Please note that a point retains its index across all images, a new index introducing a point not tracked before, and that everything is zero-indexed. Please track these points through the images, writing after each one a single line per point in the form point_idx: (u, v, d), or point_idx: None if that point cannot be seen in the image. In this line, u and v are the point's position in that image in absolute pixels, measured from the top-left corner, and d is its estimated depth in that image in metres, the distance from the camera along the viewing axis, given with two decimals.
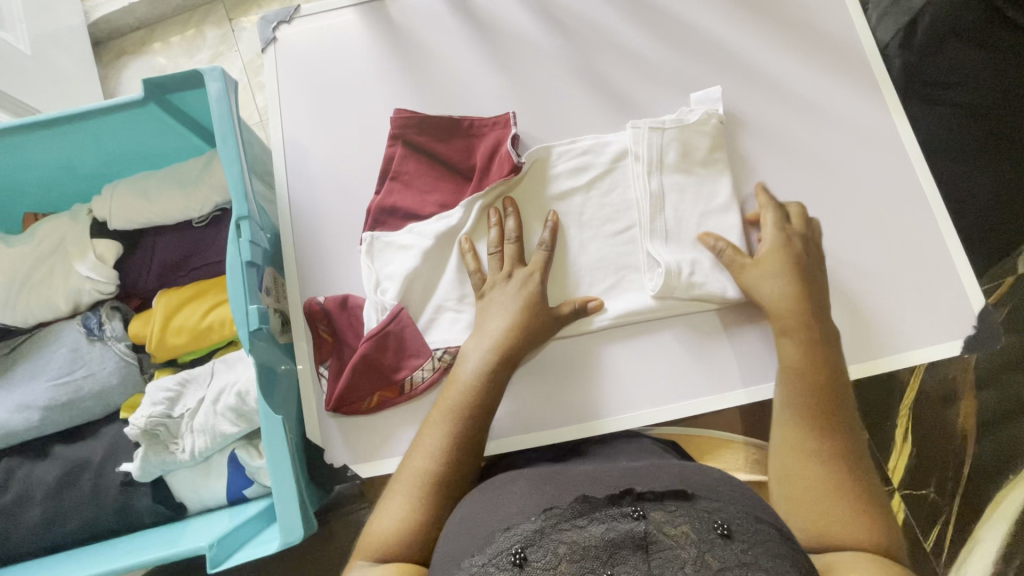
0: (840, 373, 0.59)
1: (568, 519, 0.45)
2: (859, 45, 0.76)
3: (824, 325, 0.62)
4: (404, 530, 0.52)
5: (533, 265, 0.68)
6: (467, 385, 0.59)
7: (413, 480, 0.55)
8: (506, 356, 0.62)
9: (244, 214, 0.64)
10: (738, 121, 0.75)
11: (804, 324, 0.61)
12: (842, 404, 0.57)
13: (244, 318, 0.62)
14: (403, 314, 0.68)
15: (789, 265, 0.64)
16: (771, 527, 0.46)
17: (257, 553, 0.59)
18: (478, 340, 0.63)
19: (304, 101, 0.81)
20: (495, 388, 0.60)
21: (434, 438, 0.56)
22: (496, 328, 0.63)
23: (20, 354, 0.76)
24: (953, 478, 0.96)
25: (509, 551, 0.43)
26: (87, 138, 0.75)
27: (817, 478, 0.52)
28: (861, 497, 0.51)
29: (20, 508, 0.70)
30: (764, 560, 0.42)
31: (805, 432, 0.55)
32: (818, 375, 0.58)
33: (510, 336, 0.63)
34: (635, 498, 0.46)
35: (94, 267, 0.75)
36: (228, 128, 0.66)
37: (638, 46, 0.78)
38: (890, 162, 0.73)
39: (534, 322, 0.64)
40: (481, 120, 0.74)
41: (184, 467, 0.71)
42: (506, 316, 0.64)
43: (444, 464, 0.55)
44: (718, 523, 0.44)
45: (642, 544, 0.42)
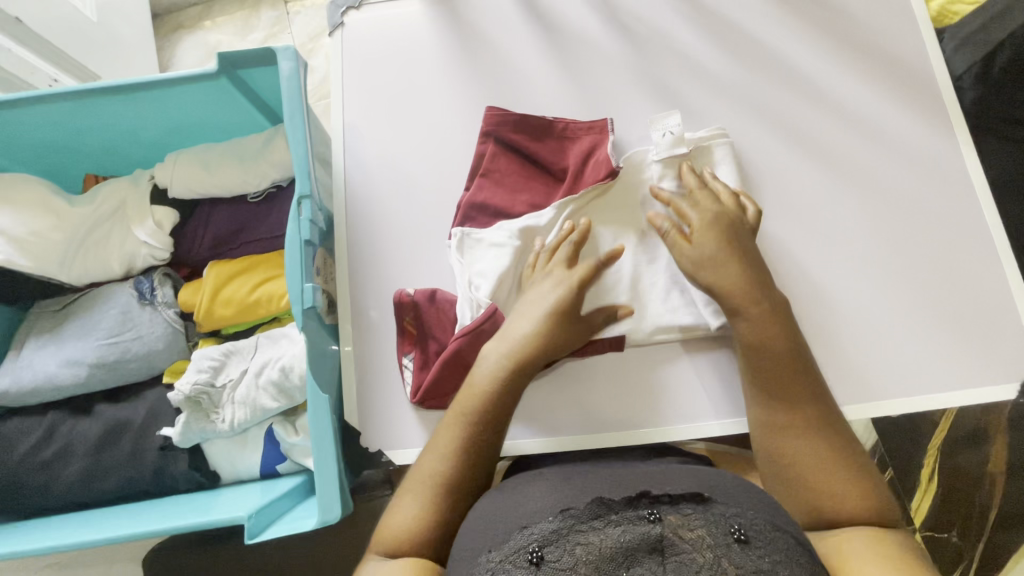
0: (803, 347, 0.57)
1: (584, 520, 0.45)
2: (935, 73, 0.74)
3: (771, 294, 0.59)
4: (416, 527, 0.52)
5: (579, 270, 0.64)
6: (478, 391, 0.57)
7: (426, 480, 0.54)
8: (524, 360, 0.59)
9: (306, 192, 0.65)
10: (801, 140, 0.74)
11: (754, 303, 0.58)
12: (805, 377, 0.55)
13: (299, 296, 0.63)
14: (497, 315, 0.68)
15: (723, 237, 0.62)
16: (792, 538, 0.44)
17: (293, 528, 0.59)
18: (498, 342, 0.61)
19: (367, 87, 0.82)
20: (507, 397, 0.58)
21: (449, 440, 0.55)
22: (520, 333, 0.61)
23: (71, 311, 0.77)
24: (978, 524, 0.95)
25: (526, 549, 0.44)
26: (156, 106, 0.77)
27: (800, 459, 0.51)
28: (843, 463, 0.51)
29: (62, 462, 0.72)
30: (781, 568, 0.41)
31: (775, 408, 0.55)
32: (775, 353, 0.56)
33: (536, 337, 0.60)
34: (652, 500, 0.46)
35: (152, 233, 0.76)
36: (297, 107, 0.67)
37: (703, 59, 0.78)
38: (955, 195, 0.71)
39: (561, 331, 0.62)
40: (576, 123, 0.75)
41: (222, 437, 0.72)
42: (527, 323, 0.61)
43: (456, 467, 0.54)
44: (734, 527, 0.44)
45: (657, 548, 0.42)
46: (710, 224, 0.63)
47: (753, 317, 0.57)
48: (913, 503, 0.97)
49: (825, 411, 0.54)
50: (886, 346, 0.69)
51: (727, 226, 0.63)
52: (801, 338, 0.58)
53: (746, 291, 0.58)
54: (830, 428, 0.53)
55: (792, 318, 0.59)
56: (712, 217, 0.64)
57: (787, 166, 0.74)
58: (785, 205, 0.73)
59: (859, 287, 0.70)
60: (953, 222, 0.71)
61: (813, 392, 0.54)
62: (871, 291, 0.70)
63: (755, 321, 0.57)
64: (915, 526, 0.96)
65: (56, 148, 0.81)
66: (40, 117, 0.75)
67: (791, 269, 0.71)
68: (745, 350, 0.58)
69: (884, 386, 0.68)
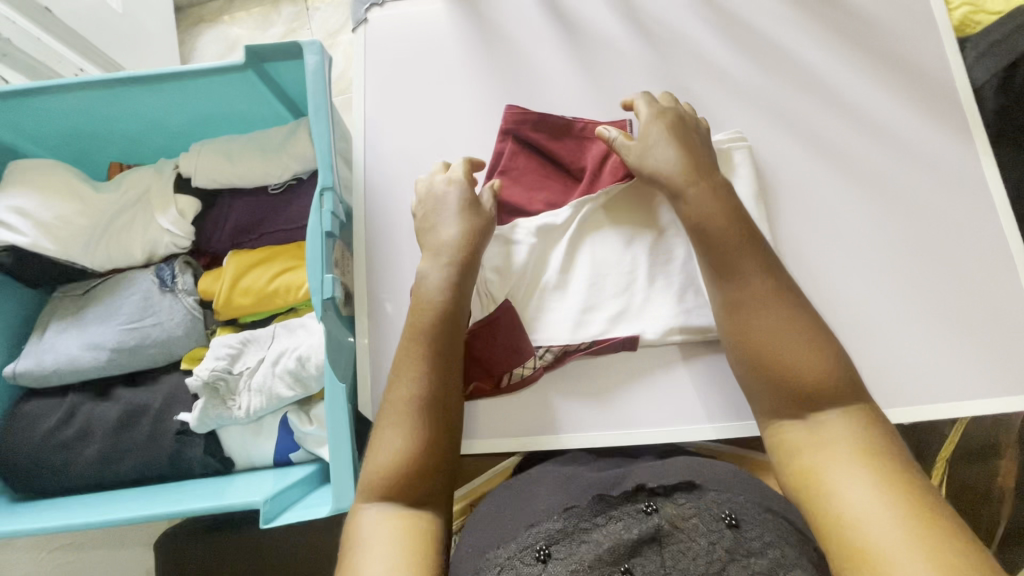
0: (757, 246, 0.61)
1: (586, 517, 0.47)
2: (956, 82, 0.74)
3: (714, 179, 0.64)
4: (398, 457, 0.54)
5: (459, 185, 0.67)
6: (433, 303, 0.61)
7: (401, 407, 0.57)
8: (465, 261, 0.63)
9: (329, 184, 0.67)
10: (820, 146, 0.75)
11: (717, 218, 0.62)
12: (750, 261, 0.60)
13: (319, 286, 0.65)
14: (510, 309, 0.70)
15: (671, 136, 0.66)
16: (782, 519, 0.48)
17: (307, 515, 0.60)
18: (433, 259, 0.63)
19: (388, 84, 0.83)
20: (461, 298, 0.62)
21: (412, 364, 0.58)
22: (450, 239, 0.64)
23: (94, 296, 0.79)
24: (985, 537, 0.95)
25: (534, 547, 0.46)
26: (181, 96, 0.78)
27: (762, 330, 0.57)
28: (799, 332, 0.56)
29: (80, 443, 0.73)
30: (771, 549, 0.44)
31: (740, 289, 0.59)
32: (725, 246, 0.61)
33: (464, 244, 0.64)
34: (649, 492, 0.49)
35: (174, 221, 0.78)
36: (321, 100, 0.69)
37: (723, 63, 0.78)
38: (973, 205, 0.71)
39: (484, 233, 0.66)
40: (595, 123, 0.75)
41: (237, 424, 0.74)
42: (457, 226, 0.64)
43: (427, 385, 0.57)
44: (725, 513, 0.46)
45: (656, 537, 0.45)
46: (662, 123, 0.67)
47: (703, 211, 0.62)
48: None
49: (774, 287, 0.58)
50: (902, 353, 0.69)
51: (675, 128, 0.67)
52: (751, 229, 0.62)
53: (684, 176, 0.64)
54: (787, 299, 0.58)
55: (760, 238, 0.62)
56: (663, 117, 0.67)
57: (804, 171, 0.74)
58: (802, 210, 0.73)
59: (874, 295, 0.71)
60: (972, 231, 0.71)
61: (761, 271, 0.60)
62: (888, 298, 0.70)
63: (704, 223, 0.62)
64: None
65: (82, 135, 0.82)
66: (68, 105, 0.76)
67: (807, 274, 0.72)
68: (699, 247, 0.63)
69: (900, 393, 0.67)
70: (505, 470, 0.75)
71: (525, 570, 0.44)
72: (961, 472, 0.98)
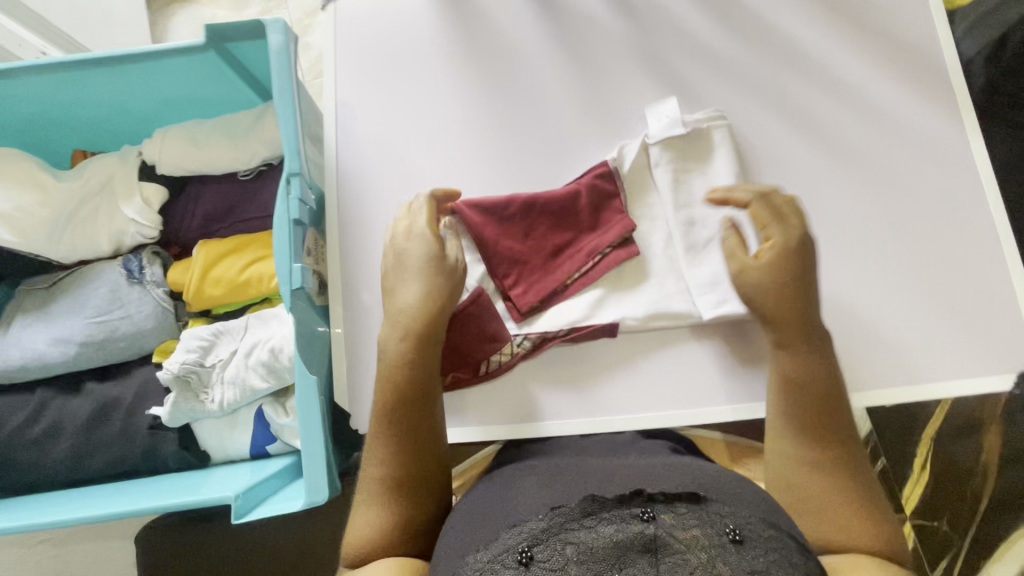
0: (835, 381, 0.55)
1: (576, 517, 0.43)
2: (945, 54, 0.72)
3: (817, 335, 0.57)
4: (373, 530, 0.50)
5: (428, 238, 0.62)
6: (392, 376, 0.55)
7: (375, 484, 0.52)
8: (416, 329, 0.57)
9: (295, 170, 0.64)
10: (805, 125, 0.73)
11: (796, 337, 0.57)
12: (835, 415, 0.53)
13: (287, 276, 0.62)
14: (483, 297, 0.68)
15: (788, 287, 0.59)
16: (787, 537, 0.44)
17: (280, 509, 0.59)
18: (390, 325, 0.58)
19: (358, 65, 0.80)
20: (419, 370, 0.55)
21: (379, 437, 0.53)
22: (408, 304, 0.58)
23: (60, 289, 0.77)
24: (968, 514, 0.97)
25: (516, 549, 0.42)
26: (142, 79, 0.75)
27: (810, 443, 0.52)
28: (854, 505, 0.48)
29: (51, 439, 0.71)
30: (776, 567, 0.40)
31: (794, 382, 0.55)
32: (807, 393, 0.54)
33: (424, 304, 0.58)
34: (646, 499, 0.45)
35: (139, 211, 0.75)
36: (286, 81, 0.65)
37: (706, 38, 0.75)
38: (958, 182, 0.70)
39: (451, 289, 0.60)
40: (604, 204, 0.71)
41: (212, 417, 0.72)
42: (416, 292, 0.59)
43: (394, 465, 0.52)
44: (729, 528, 0.42)
45: (650, 548, 0.41)
46: (784, 256, 0.60)
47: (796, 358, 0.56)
48: (905, 491, 1.01)
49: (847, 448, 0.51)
50: (886, 336, 0.68)
51: (795, 261, 0.60)
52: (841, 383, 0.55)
53: (786, 325, 0.58)
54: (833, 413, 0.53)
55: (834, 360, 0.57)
56: (784, 249, 0.60)
57: (787, 151, 0.72)
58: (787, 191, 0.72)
59: (857, 275, 0.69)
60: (959, 210, 0.69)
61: (827, 417, 0.53)
62: (872, 279, 0.69)
63: (799, 356, 0.56)
64: (905, 514, 1.00)
65: (42, 122, 0.79)
66: (23, 89, 0.73)
67: None
68: (780, 387, 0.56)
69: (882, 376, 0.67)
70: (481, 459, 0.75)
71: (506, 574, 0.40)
72: (948, 451, 0.99)
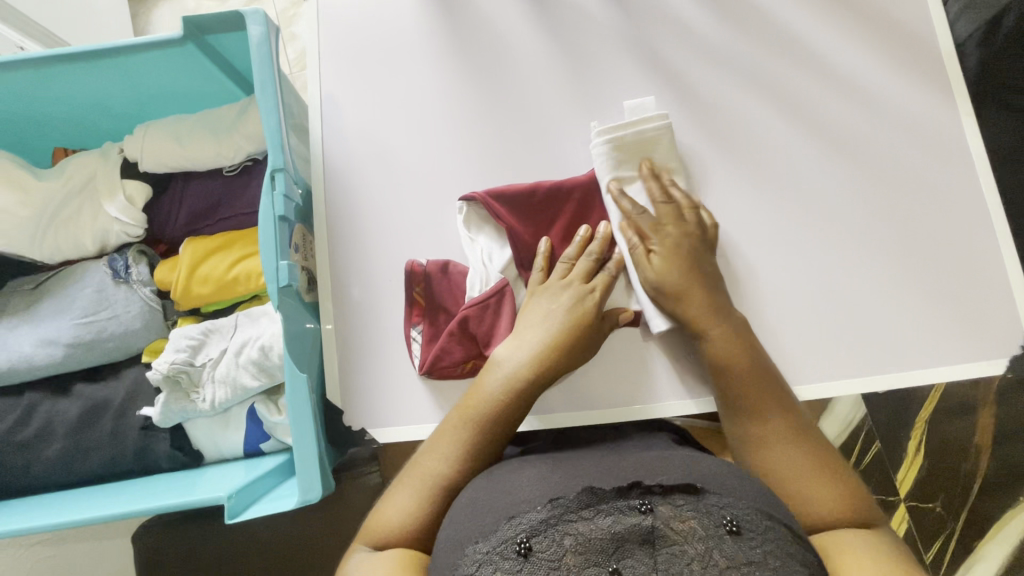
0: (761, 354, 0.58)
1: (573, 509, 0.43)
2: (938, 37, 0.71)
3: (729, 314, 0.59)
4: (415, 521, 0.50)
5: (597, 284, 0.63)
6: (492, 398, 0.55)
7: (425, 480, 0.52)
8: (541, 375, 0.57)
9: (279, 166, 0.62)
10: (796, 109, 0.72)
11: (713, 323, 0.59)
12: (770, 389, 0.55)
13: (275, 274, 0.61)
14: (507, 291, 0.67)
15: (688, 267, 0.61)
16: (781, 524, 0.43)
17: (274, 508, 0.59)
18: (515, 347, 0.59)
19: (344, 58, 0.78)
20: (524, 401, 0.56)
21: (453, 442, 0.53)
22: (537, 341, 0.59)
23: (45, 290, 0.76)
24: (961, 496, 0.99)
25: (514, 540, 0.42)
26: (121, 74, 0.73)
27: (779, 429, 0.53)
28: (823, 467, 0.50)
29: (42, 441, 0.71)
30: (773, 558, 0.40)
31: (751, 366, 0.57)
32: (736, 373, 0.56)
33: (557, 338, 0.59)
34: (643, 490, 0.45)
35: (123, 209, 0.74)
36: (268, 75, 0.64)
37: (697, 24, 0.74)
38: (951, 165, 0.69)
39: (582, 341, 0.60)
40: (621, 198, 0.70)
41: (204, 416, 0.72)
42: (544, 331, 0.59)
43: (457, 469, 0.52)
44: (726, 519, 0.42)
45: (648, 539, 0.41)
46: (676, 249, 0.62)
47: (716, 337, 0.58)
48: (899, 474, 1.01)
49: (799, 418, 0.54)
50: (878, 320, 0.67)
51: (687, 252, 0.62)
52: (761, 355, 0.58)
53: (705, 310, 0.60)
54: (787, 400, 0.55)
55: (750, 333, 0.59)
56: (673, 250, 0.62)
57: (779, 138, 0.71)
58: (779, 177, 0.71)
59: (851, 261, 0.69)
60: (951, 193, 0.69)
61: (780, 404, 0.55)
62: (864, 264, 0.69)
63: (715, 337, 0.58)
64: (899, 497, 1.00)
65: (20, 120, 0.78)
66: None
67: (784, 244, 0.70)
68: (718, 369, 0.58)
69: (871, 360, 0.67)
70: None
71: (505, 566, 0.40)
72: (941, 434, 0.99)
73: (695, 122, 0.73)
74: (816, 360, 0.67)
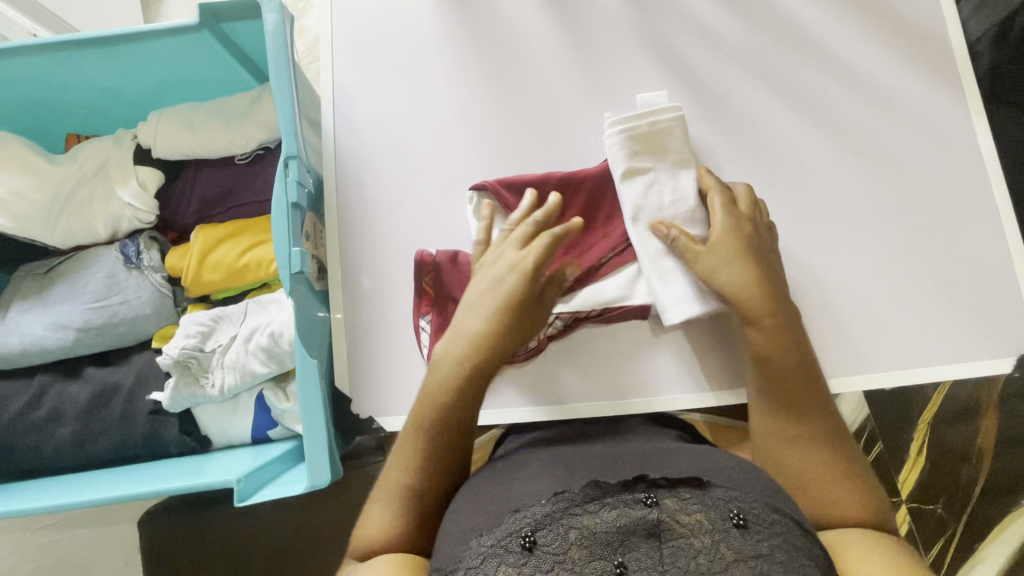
0: (806, 346, 0.56)
1: (578, 502, 0.43)
2: (950, 37, 0.71)
3: (785, 307, 0.57)
4: (392, 530, 0.50)
5: (534, 247, 0.59)
6: (435, 394, 0.54)
7: (393, 490, 0.52)
8: (480, 361, 0.55)
9: (293, 153, 0.63)
10: (807, 107, 0.72)
11: (768, 310, 0.56)
12: (810, 384, 0.54)
13: (287, 260, 0.62)
14: None
15: (744, 253, 0.59)
16: (788, 519, 0.43)
17: (283, 492, 0.60)
18: (450, 338, 0.57)
19: (357, 48, 0.78)
20: (456, 386, 0.53)
21: (409, 449, 0.53)
22: (469, 330, 0.56)
23: (57, 274, 0.76)
24: (963, 498, 0.99)
25: (519, 533, 0.42)
26: (136, 61, 0.73)
27: (810, 428, 0.52)
28: (845, 472, 0.49)
29: (52, 424, 0.72)
30: (780, 552, 0.40)
31: (793, 356, 0.55)
32: (776, 366, 0.55)
33: (489, 319, 0.56)
34: (649, 484, 0.45)
35: (135, 195, 0.74)
36: (282, 64, 0.64)
37: (710, 19, 0.74)
38: (962, 164, 0.69)
39: (513, 316, 0.57)
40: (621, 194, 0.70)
41: (212, 402, 0.72)
42: (480, 318, 0.56)
43: (420, 478, 0.52)
44: (732, 512, 0.42)
45: (654, 533, 0.41)
46: (731, 231, 0.61)
47: (766, 327, 0.56)
48: (901, 475, 1.01)
49: (832, 417, 0.53)
50: (885, 319, 0.68)
51: (749, 238, 0.60)
52: (808, 349, 0.56)
53: (761, 301, 0.57)
54: (822, 396, 0.54)
55: (800, 328, 0.57)
56: (736, 229, 0.61)
57: (789, 135, 0.72)
58: (789, 174, 0.71)
59: (859, 259, 0.69)
60: (961, 192, 0.69)
61: (823, 404, 0.53)
62: (872, 262, 0.69)
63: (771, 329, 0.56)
64: (901, 497, 1.00)
65: (34, 105, 0.78)
66: (13, 72, 0.72)
67: (792, 241, 0.70)
68: (758, 361, 0.56)
69: (878, 358, 0.67)
70: (486, 443, 0.76)
71: (510, 560, 0.40)
72: (944, 435, 1.00)
73: (706, 117, 0.73)
74: (822, 356, 0.68)
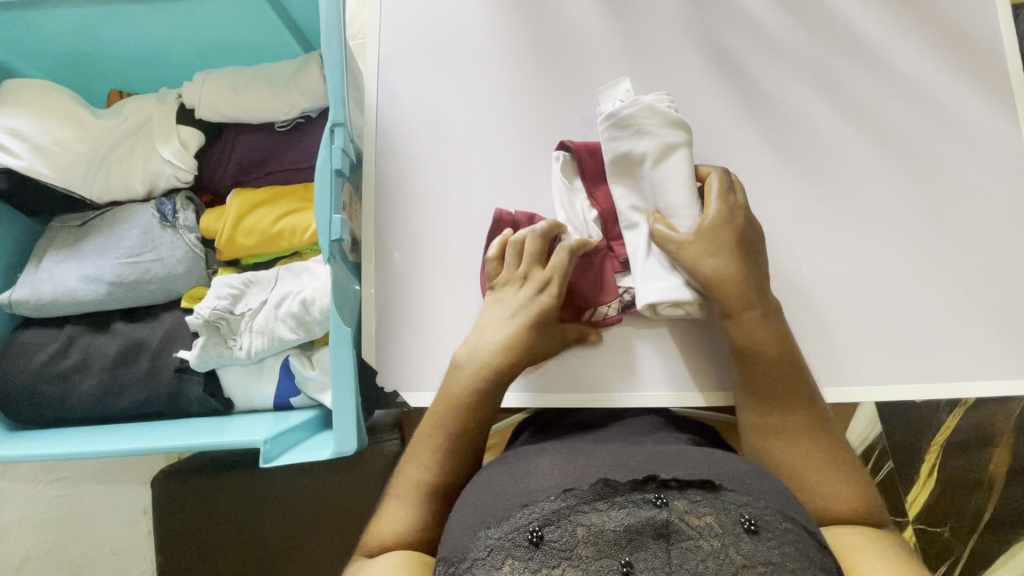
0: (789, 340, 0.57)
1: (587, 500, 0.42)
2: (1005, 50, 0.70)
3: (766, 301, 0.58)
4: (409, 526, 0.50)
5: (550, 270, 0.61)
6: (461, 401, 0.55)
7: (413, 487, 0.52)
8: (509, 368, 0.57)
9: (340, 120, 0.64)
10: (855, 113, 0.71)
11: (745, 304, 0.57)
12: (791, 377, 0.55)
13: (327, 226, 0.62)
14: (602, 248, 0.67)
15: (733, 245, 0.59)
16: (801, 527, 0.42)
17: (308, 457, 0.60)
18: (472, 350, 0.58)
19: (405, 22, 0.78)
20: (489, 402, 0.56)
21: (429, 451, 0.54)
22: (498, 340, 0.58)
23: (92, 228, 0.77)
24: (970, 524, 0.98)
25: (527, 528, 0.41)
26: (185, 19, 0.73)
27: (786, 419, 0.53)
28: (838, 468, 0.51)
29: (79, 375, 0.72)
30: (791, 560, 0.39)
31: (771, 351, 0.56)
32: (763, 366, 0.56)
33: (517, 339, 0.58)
34: (660, 484, 0.43)
35: (176, 153, 0.74)
36: (335, 31, 0.64)
37: (762, 17, 0.74)
38: (1006, 181, 0.68)
39: (539, 334, 0.60)
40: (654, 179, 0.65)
41: (238, 364, 0.72)
42: (506, 330, 0.58)
43: (441, 476, 0.53)
44: (744, 517, 0.41)
45: (662, 533, 0.40)
46: (722, 223, 0.60)
47: (748, 321, 0.57)
48: (910, 495, 1.00)
49: (816, 410, 0.54)
50: (920, 334, 0.67)
51: (741, 235, 0.60)
52: (793, 347, 0.57)
53: (738, 295, 0.57)
54: (805, 390, 0.55)
55: (780, 318, 0.59)
56: (726, 218, 0.60)
57: (834, 138, 0.71)
58: (830, 178, 0.70)
59: (894, 270, 0.68)
60: (1003, 208, 0.68)
61: (805, 399, 0.54)
62: (912, 274, 0.68)
63: (754, 329, 0.57)
64: (908, 518, 0.99)
65: (80, 56, 0.79)
66: (64, 22, 0.72)
67: (829, 247, 0.69)
68: (736, 356, 0.58)
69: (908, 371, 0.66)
70: (505, 426, 0.76)
71: (517, 554, 0.40)
72: (956, 460, 0.99)
73: (751, 115, 0.72)
74: (852, 365, 0.67)
